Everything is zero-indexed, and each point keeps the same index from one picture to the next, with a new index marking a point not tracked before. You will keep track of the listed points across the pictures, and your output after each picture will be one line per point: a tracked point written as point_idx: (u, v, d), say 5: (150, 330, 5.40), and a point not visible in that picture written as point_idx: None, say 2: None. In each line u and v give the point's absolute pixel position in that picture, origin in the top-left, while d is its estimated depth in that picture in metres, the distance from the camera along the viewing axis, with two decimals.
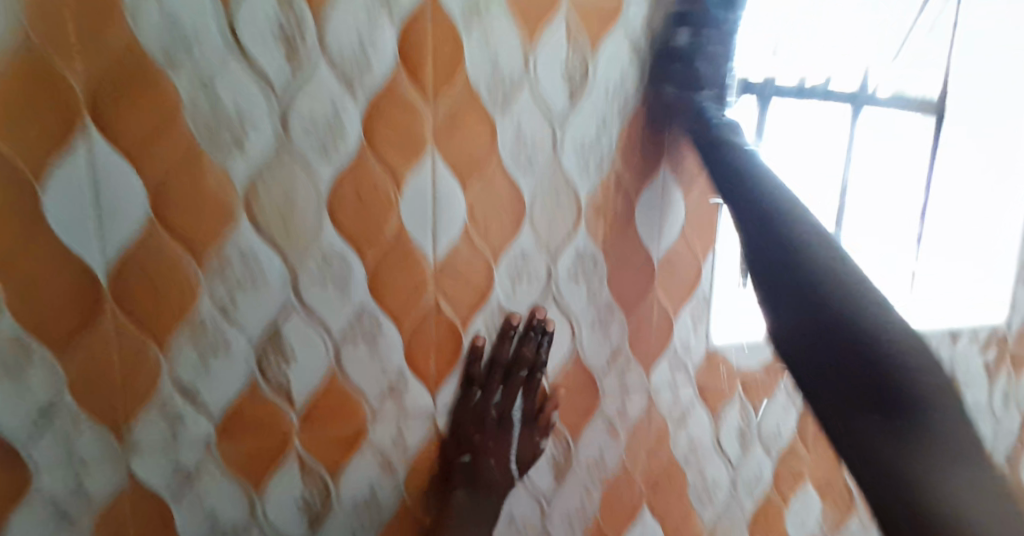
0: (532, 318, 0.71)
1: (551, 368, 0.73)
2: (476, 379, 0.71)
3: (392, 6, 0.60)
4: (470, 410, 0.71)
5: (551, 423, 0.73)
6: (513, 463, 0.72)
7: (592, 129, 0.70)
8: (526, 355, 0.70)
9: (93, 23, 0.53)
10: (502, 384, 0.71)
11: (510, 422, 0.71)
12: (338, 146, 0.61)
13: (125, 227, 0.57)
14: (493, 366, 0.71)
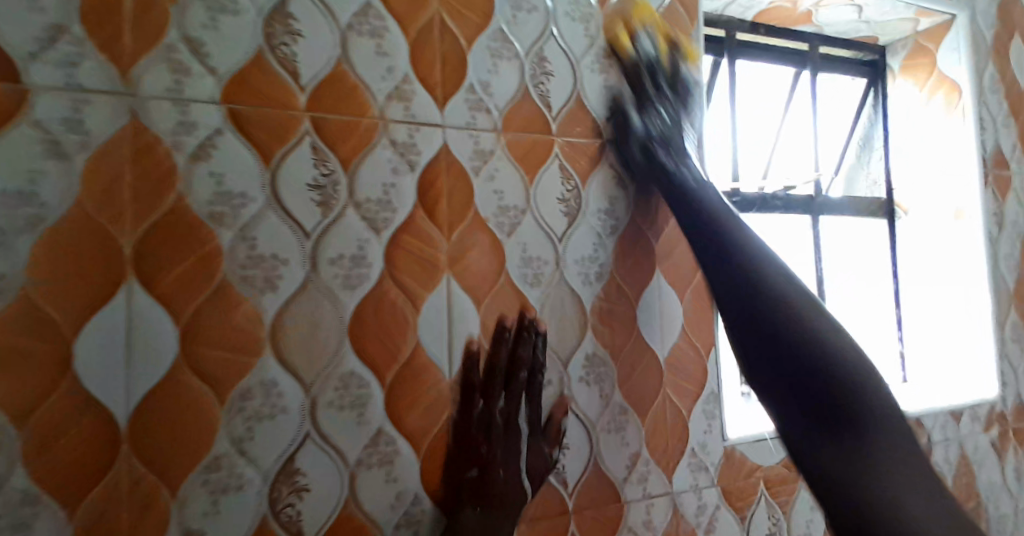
0: (524, 317, 0.71)
1: (575, 445, 0.72)
2: (476, 388, 0.68)
3: (413, 160, 0.67)
4: (472, 422, 0.68)
5: (562, 430, 0.72)
6: (522, 471, 0.68)
7: (591, 248, 0.75)
8: (523, 354, 0.70)
9: (148, 187, 0.59)
10: (504, 391, 0.69)
11: (517, 426, 0.69)
12: (361, 279, 0.65)
13: (152, 365, 0.59)
14: (491, 372, 0.69)
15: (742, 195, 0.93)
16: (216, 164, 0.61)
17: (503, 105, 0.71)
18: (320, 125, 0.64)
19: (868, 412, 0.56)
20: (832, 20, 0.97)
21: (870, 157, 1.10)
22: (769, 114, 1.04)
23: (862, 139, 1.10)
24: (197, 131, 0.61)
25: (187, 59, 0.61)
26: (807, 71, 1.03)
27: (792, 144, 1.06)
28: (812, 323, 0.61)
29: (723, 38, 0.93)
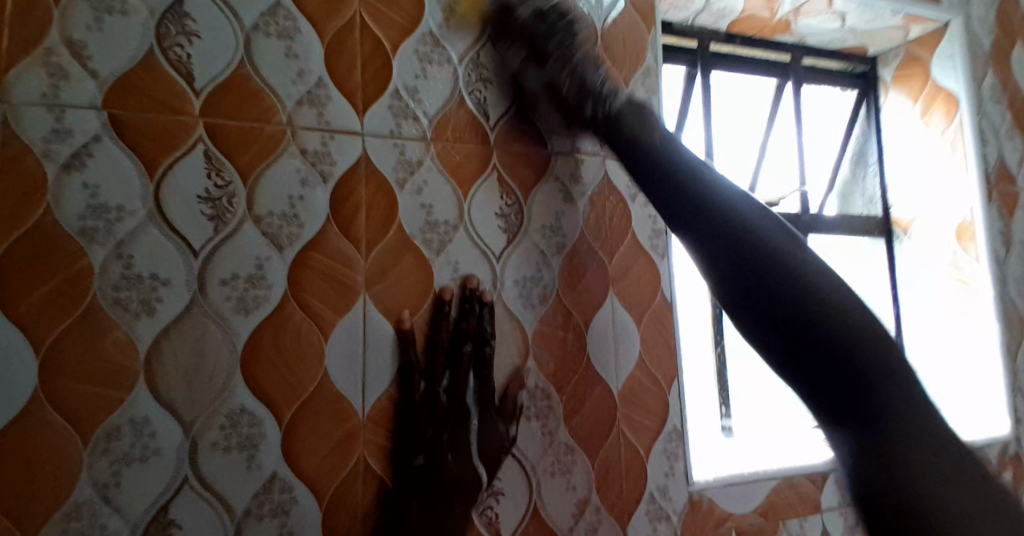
0: (467, 289, 0.63)
1: (528, 450, 0.64)
2: (415, 367, 0.60)
3: (325, 171, 0.61)
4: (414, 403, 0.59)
5: (517, 412, 0.63)
6: (474, 456, 0.59)
7: (532, 267, 0.66)
8: (470, 328, 0.62)
9: (17, 200, 0.53)
10: (448, 369, 0.61)
11: (466, 405, 0.60)
12: (258, 301, 0.58)
13: (4, 403, 0.51)
14: (432, 350, 0.61)
15: None
16: (92, 172, 0.55)
17: (433, 113, 0.65)
18: (215, 131, 0.59)
19: (830, 328, 0.46)
20: (816, 29, 0.90)
21: (865, 171, 1.02)
22: (751, 128, 0.97)
23: (857, 154, 1.03)
24: (74, 138, 0.55)
25: (67, 63, 0.55)
26: (790, 84, 0.96)
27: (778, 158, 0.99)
28: (790, 269, 0.49)
29: (695, 48, 0.87)
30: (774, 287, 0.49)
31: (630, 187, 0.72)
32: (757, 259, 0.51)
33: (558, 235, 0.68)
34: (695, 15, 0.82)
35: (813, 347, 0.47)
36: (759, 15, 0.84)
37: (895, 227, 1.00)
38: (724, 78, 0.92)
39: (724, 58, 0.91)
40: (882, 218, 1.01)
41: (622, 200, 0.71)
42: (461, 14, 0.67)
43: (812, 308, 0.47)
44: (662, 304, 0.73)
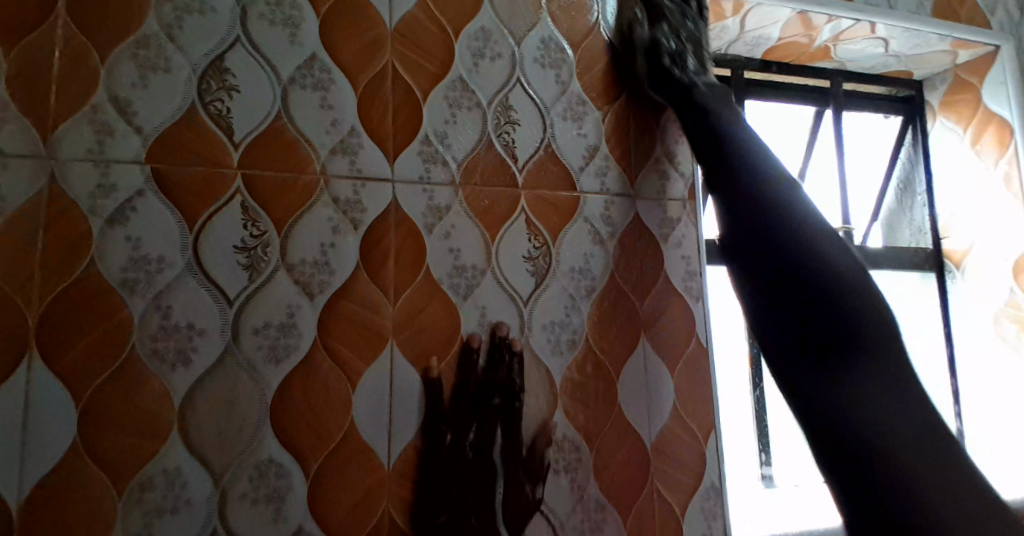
0: (498, 337, 0.63)
1: (555, 508, 0.63)
2: (445, 418, 0.61)
3: (356, 218, 0.62)
4: (445, 456, 0.60)
5: (546, 465, 0.63)
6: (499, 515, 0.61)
7: (562, 310, 0.65)
8: (501, 380, 0.63)
9: (63, 252, 0.56)
10: (476, 421, 0.61)
11: (492, 460, 0.61)
12: (289, 350, 0.59)
13: (47, 451, 0.53)
14: (462, 401, 0.61)
15: None
16: (134, 226, 0.57)
17: (461, 157, 0.65)
18: (252, 182, 0.60)
19: (848, 305, 0.55)
20: (855, 56, 0.89)
21: (913, 200, 1.00)
22: (790, 159, 0.95)
23: (902, 182, 1.01)
24: (117, 192, 0.57)
25: (113, 120, 0.58)
26: (829, 111, 0.94)
27: (821, 190, 0.96)
28: (828, 265, 0.58)
29: (729, 77, 0.86)
30: (793, 265, 0.58)
31: (662, 226, 0.71)
32: (790, 245, 0.59)
33: (584, 277, 0.67)
34: (727, 44, 0.83)
35: (807, 313, 0.57)
36: (797, 42, 0.83)
37: (946, 259, 0.97)
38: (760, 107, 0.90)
39: (759, 85, 0.89)
40: (933, 249, 0.98)
41: (655, 240, 0.70)
42: (492, 58, 0.67)
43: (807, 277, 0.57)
44: (698, 349, 0.70)
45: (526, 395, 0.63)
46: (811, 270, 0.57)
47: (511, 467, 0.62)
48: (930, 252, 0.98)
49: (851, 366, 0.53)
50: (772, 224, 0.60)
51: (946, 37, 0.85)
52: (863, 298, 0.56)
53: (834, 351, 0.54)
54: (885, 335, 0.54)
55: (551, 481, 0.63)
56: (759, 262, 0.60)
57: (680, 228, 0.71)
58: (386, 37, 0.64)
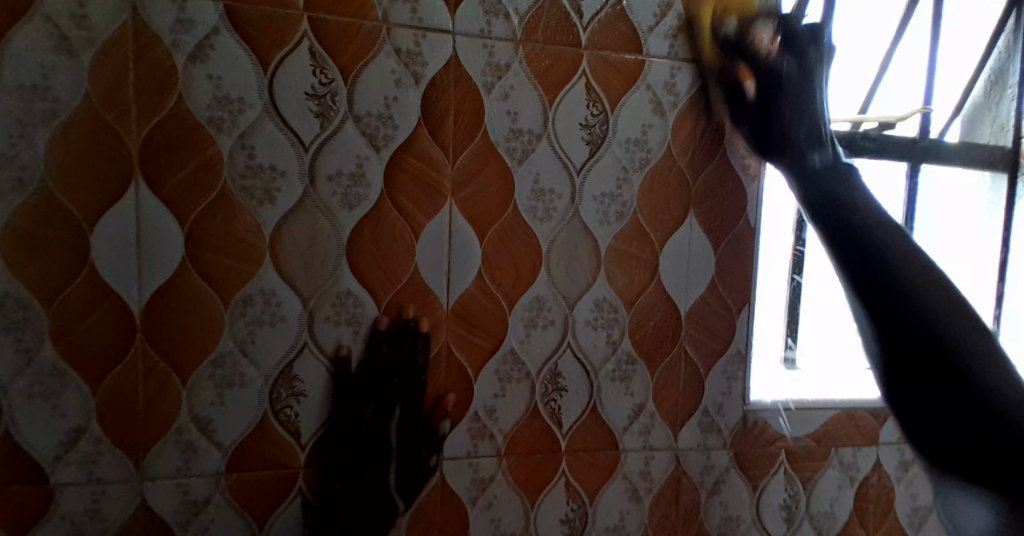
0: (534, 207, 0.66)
1: (591, 356, 0.71)
2: (366, 362, 0.67)
3: (417, 71, 0.63)
4: (361, 420, 0.67)
5: (442, 436, 0.69)
6: (532, 360, 0.69)
7: (614, 179, 0.67)
8: (403, 359, 0.67)
9: (152, 90, 0.61)
10: (375, 400, 0.68)
11: (527, 313, 0.68)
12: (359, 199, 0.64)
13: (161, 264, 0.63)
14: (368, 372, 0.67)
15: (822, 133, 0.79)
16: (214, 65, 0.61)
17: (525, 9, 0.63)
18: (319, 28, 0.62)
19: (926, 301, 0.61)
20: None
21: (1002, 91, 0.84)
22: (877, 36, 0.86)
23: (994, 74, 0.85)
24: (196, 30, 0.60)
25: None
26: None
27: (902, 71, 0.87)
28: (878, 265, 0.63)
29: None
30: (881, 269, 0.63)
31: None
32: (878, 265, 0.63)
33: (637, 151, 0.67)
34: None
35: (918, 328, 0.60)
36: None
37: (1022, 160, 0.84)
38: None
39: None
40: (1011, 149, 0.85)
41: None
42: None
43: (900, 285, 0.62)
44: (744, 230, 0.72)
45: (428, 373, 0.68)
46: (845, 226, 0.65)
47: (550, 318, 0.69)
48: (1006, 150, 0.85)
49: (927, 314, 0.60)
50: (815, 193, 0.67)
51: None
52: (898, 242, 0.63)
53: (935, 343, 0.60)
54: (917, 271, 0.62)
55: (588, 329, 0.70)
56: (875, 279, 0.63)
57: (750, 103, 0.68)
58: None
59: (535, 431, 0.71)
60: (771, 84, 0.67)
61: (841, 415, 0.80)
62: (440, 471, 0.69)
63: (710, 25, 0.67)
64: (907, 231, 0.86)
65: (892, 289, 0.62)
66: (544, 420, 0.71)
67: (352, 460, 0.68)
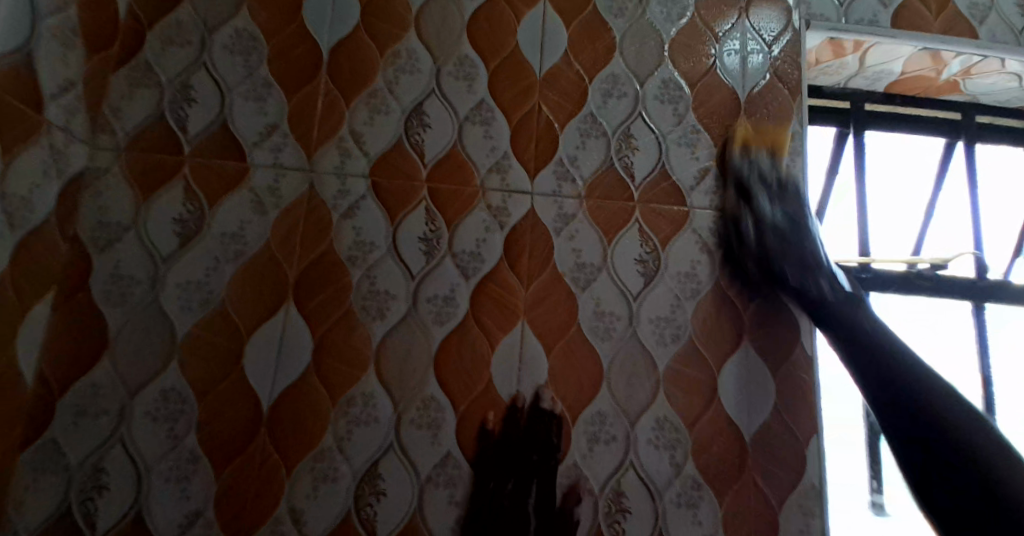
0: (596, 326, 0.78)
1: (653, 477, 0.74)
2: (443, 466, 0.75)
3: (504, 220, 0.80)
4: (498, 495, 0.74)
5: (575, 518, 0.73)
6: (596, 476, 0.74)
7: (666, 306, 0.79)
8: (536, 438, 0.75)
9: (313, 233, 0.82)
10: (514, 475, 0.75)
11: (588, 428, 0.75)
12: (450, 316, 0.78)
13: (291, 368, 0.78)
14: (508, 447, 0.75)
15: (873, 270, 0.92)
16: (358, 220, 0.82)
17: (588, 175, 0.81)
18: (434, 191, 0.82)
19: (935, 408, 0.67)
20: (987, 89, 0.93)
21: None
22: (916, 192, 1.01)
23: None
24: (350, 195, 0.82)
25: (351, 145, 0.84)
26: (960, 142, 0.98)
27: (946, 227, 1.00)
28: (913, 383, 0.69)
29: (848, 108, 0.95)
30: (908, 396, 0.69)
31: None
32: (886, 377, 0.71)
33: (687, 282, 0.80)
34: (847, 78, 0.93)
35: (916, 437, 0.67)
36: (925, 75, 0.91)
37: None
38: (884, 136, 0.97)
39: (884, 116, 0.96)
40: None
41: None
42: (618, 97, 0.83)
43: (916, 403, 0.68)
44: (800, 353, 0.79)
45: (558, 454, 0.75)
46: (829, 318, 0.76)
47: (611, 435, 0.75)
48: None
49: (923, 410, 0.68)
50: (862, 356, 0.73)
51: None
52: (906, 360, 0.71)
53: (964, 459, 0.64)
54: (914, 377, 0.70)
55: (650, 448, 0.75)
56: (892, 419, 0.69)
57: None
58: (537, 83, 0.84)
59: None
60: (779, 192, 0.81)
61: None
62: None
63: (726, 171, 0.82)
64: (985, 378, 0.92)
65: (908, 394, 0.69)
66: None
67: None
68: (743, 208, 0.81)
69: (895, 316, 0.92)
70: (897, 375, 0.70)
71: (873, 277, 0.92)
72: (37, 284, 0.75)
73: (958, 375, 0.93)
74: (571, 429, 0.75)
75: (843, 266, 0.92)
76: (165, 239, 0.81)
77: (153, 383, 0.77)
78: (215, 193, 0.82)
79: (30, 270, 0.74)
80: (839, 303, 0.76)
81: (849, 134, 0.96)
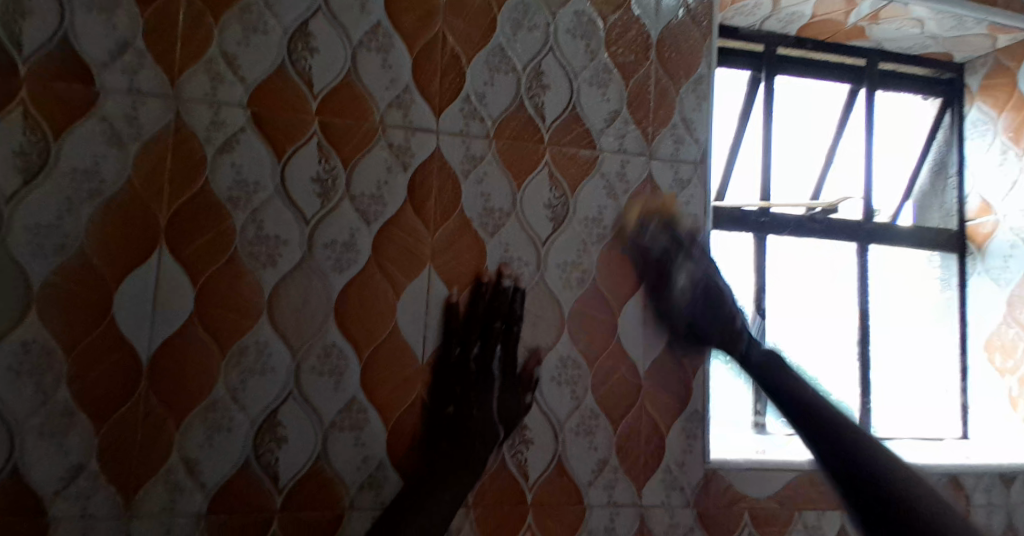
0: (501, 275, 0.76)
1: (554, 409, 0.77)
2: (345, 411, 0.73)
3: (406, 161, 0.75)
4: (404, 437, 0.74)
5: (464, 462, 0.71)
6: (497, 417, 0.73)
7: (574, 251, 0.78)
8: (455, 390, 0.74)
9: (184, 171, 0.72)
10: (480, 339, 0.75)
11: (490, 372, 0.74)
12: (349, 263, 0.74)
13: (174, 316, 0.70)
14: (401, 399, 0.74)
15: (771, 215, 0.97)
16: (238, 157, 0.73)
17: (496, 115, 0.78)
18: (326, 127, 0.74)
19: (816, 408, 0.72)
20: (891, 34, 0.96)
21: (942, 185, 1.07)
22: (819, 135, 1.05)
23: (938, 164, 1.08)
24: (227, 128, 0.73)
25: (223, 69, 0.73)
26: (863, 91, 1.03)
27: (844, 171, 1.06)
28: (793, 392, 0.73)
29: (761, 51, 0.97)
30: (788, 394, 0.74)
31: (673, 186, 0.82)
32: (774, 383, 0.75)
33: (592, 228, 0.79)
34: (762, 20, 0.93)
35: (811, 424, 0.72)
36: (832, 19, 0.93)
37: (970, 244, 1.04)
38: (790, 81, 1.00)
39: (793, 62, 1.00)
40: (957, 231, 1.06)
41: (665, 197, 0.82)
42: (528, 30, 0.79)
43: (795, 405, 0.73)
44: None
45: (474, 394, 0.73)
46: (721, 326, 0.78)
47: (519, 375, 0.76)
48: (953, 232, 1.05)
49: (807, 410, 0.72)
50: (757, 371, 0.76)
51: (982, 20, 0.91)
52: (801, 383, 0.74)
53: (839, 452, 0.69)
54: (835, 420, 0.70)
55: (556, 380, 0.77)
56: (775, 400, 0.75)
57: (690, 190, 0.82)
58: (438, 9, 0.77)
59: (506, 479, 0.75)
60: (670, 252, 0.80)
61: (801, 476, 0.85)
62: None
63: (637, 125, 0.81)
64: (863, 310, 1.01)
65: (793, 395, 0.73)
66: (519, 470, 0.75)
67: (334, 497, 0.72)
68: (637, 252, 0.80)
69: (790, 255, 0.98)
70: (782, 383, 0.74)
71: (770, 221, 0.97)
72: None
73: (841, 308, 1.02)
74: (480, 367, 0.74)
75: (747, 209, 0.96)
76: (4, 176, 0.68)
77: (9, 336, 0.67)
78: (61, 122, 0.69)
79: None
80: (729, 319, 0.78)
81: (761, 79, 0.97)
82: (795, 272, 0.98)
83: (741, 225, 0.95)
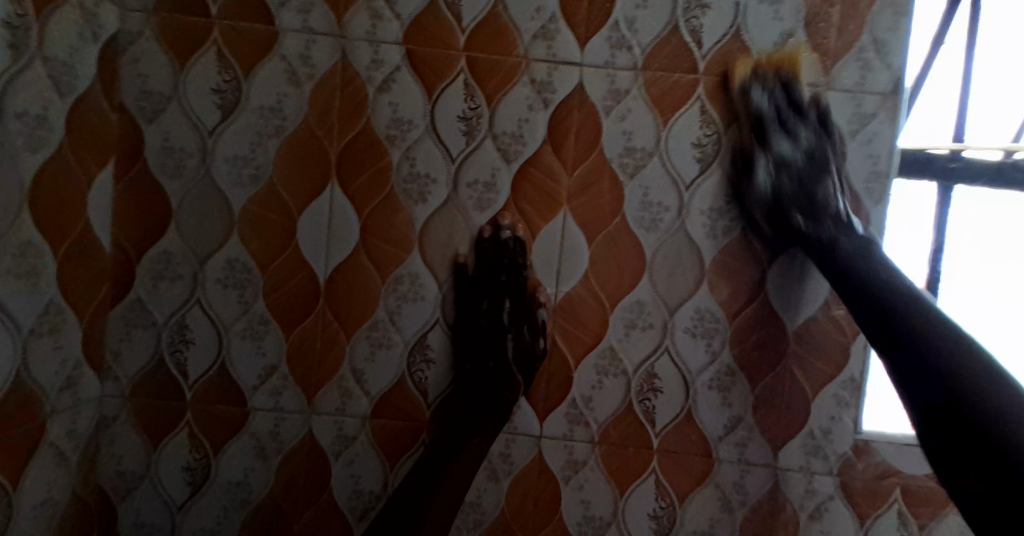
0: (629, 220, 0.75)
1: (687, 359, 0.75)
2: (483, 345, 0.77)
3: (548, 97, 0.74)
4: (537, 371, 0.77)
5: (590, 402, 0.76)
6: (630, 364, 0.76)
7: (721, 200, 0.74)
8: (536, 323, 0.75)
9: (348, 110, 0.77)
10: (613, 285, 0.75)
11: (613, 318, 0.76)
12: (490, 203, 0.76)
13: (341, 247, 0.78)
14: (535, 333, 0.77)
15: (964, 161, 0.82)
16: (394, 96, 0.76)
17: (647, 42, 0.72)
18: (473, 63, 0.74)
19: (922, 330, 0.57)
20: None
21: None
22: None
23: None
24: (385, 66, 0.76)
25: (381, 7, 0.75)
26: None
27: None
28: (894, 310, 0.60)
29: None
30: (886, 313, 0.60)
31: (851, 121, 0.72)
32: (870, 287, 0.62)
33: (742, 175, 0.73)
34: None
35: (914, 364, 0.57)
36: None
37: None
38: None
39: None
40: None
41: (840, 135, 0.72)
42: None
43: (885, 326, 0.60)
44: None
45: (596, 335, 0.76)
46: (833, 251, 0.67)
47: (652, 322, 0.75)
48: None
49: (904, 325, 0.59)
50: (850, 276, 0.64)
51: None
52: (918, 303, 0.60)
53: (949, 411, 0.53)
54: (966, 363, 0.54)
55: (697, 332, 0.75)
56: (863, 310, 0.63)
57: (872, 126, 0.72)
58: None
59: (632, 424, 0.76)
60: (818, 164, 0.70)
61: None
62: (540, 447, 0.77)
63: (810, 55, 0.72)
64: None
65: (889, 306, 0.60)
66: (647, 419, 0.76)
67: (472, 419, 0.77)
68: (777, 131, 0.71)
69: (980, 213, 0.85)
70: (882, 294, 0.61)
71: (961, 168, 0.83)
72: (94, 153, 0.76)
73: None
74: (610, 313, 0.75)
75: (934, 154, 0.82)
76: (206, 111, 0.78)
77: (218, 253, 0.79)
78: (248, 62, 0.77)
79: (86, 140, 0.75)
80: (856, 275, 0.64)
81: None
82: (983, 233, 0.85)
83: (923, 172, 0.82)
